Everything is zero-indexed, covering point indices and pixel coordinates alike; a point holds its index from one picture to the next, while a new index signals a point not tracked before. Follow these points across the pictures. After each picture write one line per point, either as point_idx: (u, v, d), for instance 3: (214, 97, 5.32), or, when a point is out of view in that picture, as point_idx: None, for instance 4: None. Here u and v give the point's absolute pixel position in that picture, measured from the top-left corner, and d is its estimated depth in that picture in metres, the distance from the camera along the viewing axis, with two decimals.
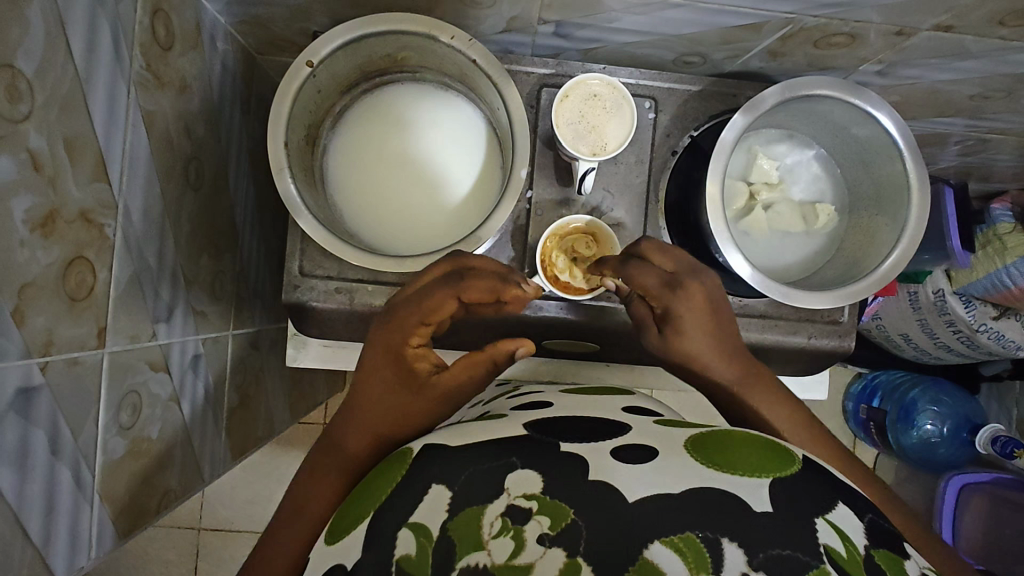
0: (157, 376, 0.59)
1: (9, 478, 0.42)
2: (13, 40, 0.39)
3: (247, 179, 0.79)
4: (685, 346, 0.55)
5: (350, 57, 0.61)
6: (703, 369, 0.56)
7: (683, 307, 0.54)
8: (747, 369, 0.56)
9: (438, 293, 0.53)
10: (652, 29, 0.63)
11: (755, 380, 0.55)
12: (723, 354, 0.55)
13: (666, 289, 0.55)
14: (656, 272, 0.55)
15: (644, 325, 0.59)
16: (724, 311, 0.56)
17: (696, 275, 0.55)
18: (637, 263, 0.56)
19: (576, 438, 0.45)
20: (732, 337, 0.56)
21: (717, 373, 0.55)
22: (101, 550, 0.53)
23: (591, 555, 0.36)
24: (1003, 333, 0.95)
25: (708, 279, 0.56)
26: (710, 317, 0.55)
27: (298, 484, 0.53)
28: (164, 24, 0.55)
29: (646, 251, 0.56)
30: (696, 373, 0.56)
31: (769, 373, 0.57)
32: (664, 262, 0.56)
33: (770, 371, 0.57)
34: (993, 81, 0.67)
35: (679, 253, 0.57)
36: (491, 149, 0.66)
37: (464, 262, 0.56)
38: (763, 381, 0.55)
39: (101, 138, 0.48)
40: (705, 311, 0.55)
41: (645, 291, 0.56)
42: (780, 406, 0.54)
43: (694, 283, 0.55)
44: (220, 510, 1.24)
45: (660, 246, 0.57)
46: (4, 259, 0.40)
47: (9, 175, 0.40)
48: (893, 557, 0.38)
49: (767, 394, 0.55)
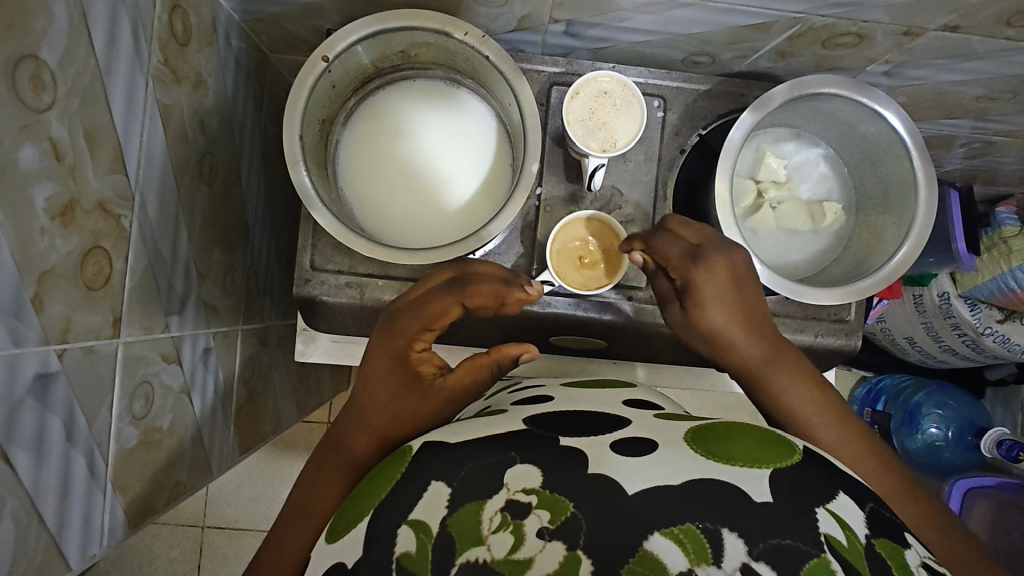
0: (170, 367, 0.59)
1: (26, 462, 0.43)
2: (38, 32, 0.40)
3: (258, 173, 0.80)
4: (705, 318, 0.57)
5: (365, 52, 0.62)
6: (724, 343, 0.57)
7: (705, 279, 0.56)
8: (773, 347, 0.56)
9: (443, 301, 0.55)
10: (661, 28, 0.63)
11: (781, 361, 0.56)
12: (746, 327, 0.56)
13: (688, 261, 0.56)
14: (680, 244, 0.57)
15: (667, 299, 0.60)
16: (749, 286, 0.57)
17: (718, 249, 0.57)
18: (663, 236, 0.58)
19: (582, 432, 0.45)
20: (759, 315, 0.57)
21: (740, 347, 0.56)
22: (113, 540, 0.53)
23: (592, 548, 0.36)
24: (1008, 336, 0.94)
25: (735, 253, 0.57)
26: (734, 289, 0.56)
27: (302, 486, 0.53)
28: (181, 20, 0.56)
29: (674, 226, 0.59)
30: (717, 347, 0.58)
31: (797, 354, 0.57)
32: (688, 236, 0.58)
33: (798, 352, 0.58)
34: (1000, 81, 0.67)
35: (705, 228, 0.59)
36: (501, 144, 0.67)
37: (466, 269, 0.59)
38: (789, 358, 0.56)
39: (120, 131, 0.49)
40: (727, 284, 0.56)
41: (667, 262, 0.58)
42: (802, 386, 0.55)
43: (717, 255, 0.56)
44: (225, 507, 1.25)
45: (685, 222, 0.59)
46: (26, 245, 0.41)
47: (31, 162, 0.40)
48: (893, 546, 0.38)
49: (788, 368, 0.56)
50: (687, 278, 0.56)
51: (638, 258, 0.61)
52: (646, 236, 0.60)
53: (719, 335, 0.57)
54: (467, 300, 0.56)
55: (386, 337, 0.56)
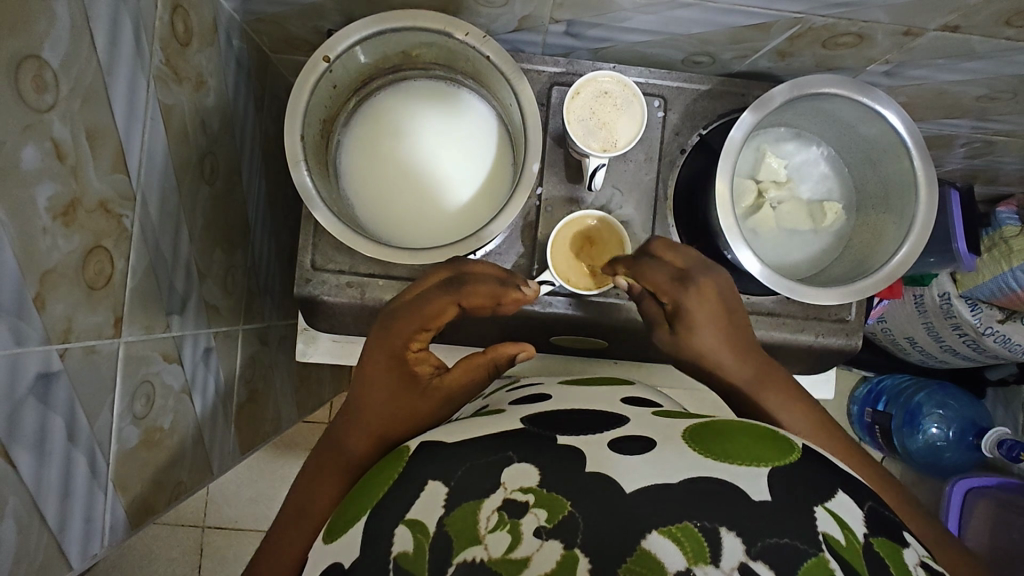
0: (171, 367, 0.59)
1: (28, 462, 0.43)
2: (40, 32, 0.40)
3: (259, 173, 0.80)
4: (695, 339, 0.57)
5: (366, 53, 0.62)
6: (712, 363, 0.57)
7: (694, 301, 0.56)
8: (760, 367, 0.57)
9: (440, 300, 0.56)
10: (662, 28, 0.63)
11: (769, 380, 0.56)
12: (734, 348, 0.57)
13: (676, 284, 0.57)
14: (667, 269, 0.57)
15: (656, 322, 0.60)
16: (735, 307, 0.58)
17: (707, 271, 0.57)
18: (649, 261, 0.58)
19: (582, 431, 0.45)
20: (745, 336, 0.58)
21: (730, 370, 0.56)
22: (114, 539, 0.53)
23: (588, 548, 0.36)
24: (1009, 336, 0.94)
25: (719, 276, 0.57)
26: (722, 310, 0.57)
27: (300, 486, 0.53)
28: (182, 21, 0.56)
29: (657, 250, 0.58)
30: (707, 368, 0.57)
31: (784, 372, 0.57)
32: (675, 260, 0.58)
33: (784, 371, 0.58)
34: (1000, 81, 0.67)
35: (691, 251, 0.59)
36: (502, 144, 0.67)
37: (461, 267, 0.59)
38: (775, 376, 0.56)
39: (122, 131, 0.49)
40: (716, 305, 0.57)
41: (654, 287, 0.58)
42: (791, 403, 0.55)
43: (706, 278, 0.57)
44: (225, 507, 1.25)
45: (670, 245, 0.59)
46: (28, 245, 0.41)
47: (33, 162, 0.41)
48: (891, 545, 0.38)
49: (780, 389, 0.55)
50: (677, 301, 0.57)
51: (623, 282, 0.62)
52: (630, 261, 0.59)
53: (710, 358, 0.57)
54: (464, 300, 0.56)
55: (383, 335, 0.57)
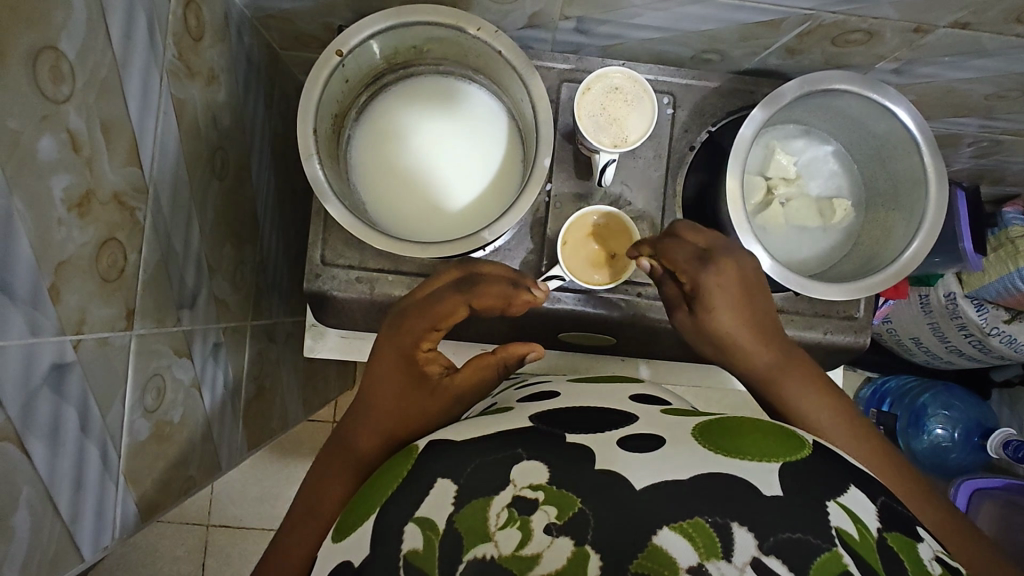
0: (181, 361, 0.59)
1: (43, 452, 0.43)
2: (57, 24, 0.40)
3: (268, 170, 0.80)
4: (713, 322, 0.57)
5: (378, 48, 0.62)
6: (732, 345, 0.57)
7: (713, 282, 0.56)
8: (783, 352, 0.57)
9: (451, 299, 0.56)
10: (672, 25, 0.64)
11: (792, 367, 0.57)
12: (754, 332, 0.57)
13: (696, 264, 0.56)
14: (688, 249, 0.57)
15: (674, 304, 0.60)
16: (758, 289, 0.58)
17: (728, 253, 0.57)
18: (670, 240, 0.57)
19: (594, 428, 0.45)
20: (767, 320, 0.58)
21: (749, 351, 0.57)
22: (124, 533, 0.53)
23: (598, 544, 0.36)
24: (1015, 336, 0.94)
25: (741, 257, 0.57)
26: (742, 291, 0.56)
27: (310, 484, 0.54)
28: (195, 16, 0.56)
29: (680, 230, 0.58)
30: (727, 351, 0.58)
31: (806, 358, 0.58)
32: (696, 240, 0.57)
33: (808, 356, 0.58)
34: (1009, 80, 0.68)
35: (713, 231, 0.58)
36: (512, 141, 0.67)
37: (473, 270, 0.59)
38: (797, 363, 0.57)
39: (135, 124, 0.49)
40: (735, 286, 0.56)
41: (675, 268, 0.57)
42: (815, 391, 0.55)
43: (726, 258, 0.56)
44: (229, 506, 1.25)
45: (693, 226, 0.58)
46: (43, 235, 0.41)
47: (50, 153, 0.41)
48: (905, 540, 0.38)
49: (800, 373, 0.56)
50: (696, 282, 0.56)
51: (645, 263, 0.60)
52: (654, 240, 0.58)
53: (728, 339, 0.57)
54: (475, 301, 0.56)
55: (394, 336, 0.57)
